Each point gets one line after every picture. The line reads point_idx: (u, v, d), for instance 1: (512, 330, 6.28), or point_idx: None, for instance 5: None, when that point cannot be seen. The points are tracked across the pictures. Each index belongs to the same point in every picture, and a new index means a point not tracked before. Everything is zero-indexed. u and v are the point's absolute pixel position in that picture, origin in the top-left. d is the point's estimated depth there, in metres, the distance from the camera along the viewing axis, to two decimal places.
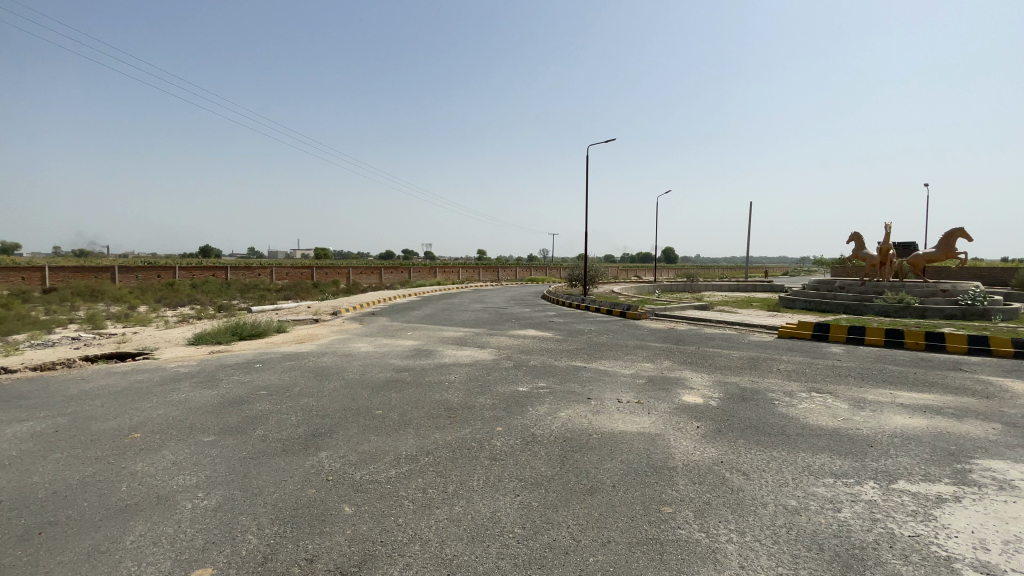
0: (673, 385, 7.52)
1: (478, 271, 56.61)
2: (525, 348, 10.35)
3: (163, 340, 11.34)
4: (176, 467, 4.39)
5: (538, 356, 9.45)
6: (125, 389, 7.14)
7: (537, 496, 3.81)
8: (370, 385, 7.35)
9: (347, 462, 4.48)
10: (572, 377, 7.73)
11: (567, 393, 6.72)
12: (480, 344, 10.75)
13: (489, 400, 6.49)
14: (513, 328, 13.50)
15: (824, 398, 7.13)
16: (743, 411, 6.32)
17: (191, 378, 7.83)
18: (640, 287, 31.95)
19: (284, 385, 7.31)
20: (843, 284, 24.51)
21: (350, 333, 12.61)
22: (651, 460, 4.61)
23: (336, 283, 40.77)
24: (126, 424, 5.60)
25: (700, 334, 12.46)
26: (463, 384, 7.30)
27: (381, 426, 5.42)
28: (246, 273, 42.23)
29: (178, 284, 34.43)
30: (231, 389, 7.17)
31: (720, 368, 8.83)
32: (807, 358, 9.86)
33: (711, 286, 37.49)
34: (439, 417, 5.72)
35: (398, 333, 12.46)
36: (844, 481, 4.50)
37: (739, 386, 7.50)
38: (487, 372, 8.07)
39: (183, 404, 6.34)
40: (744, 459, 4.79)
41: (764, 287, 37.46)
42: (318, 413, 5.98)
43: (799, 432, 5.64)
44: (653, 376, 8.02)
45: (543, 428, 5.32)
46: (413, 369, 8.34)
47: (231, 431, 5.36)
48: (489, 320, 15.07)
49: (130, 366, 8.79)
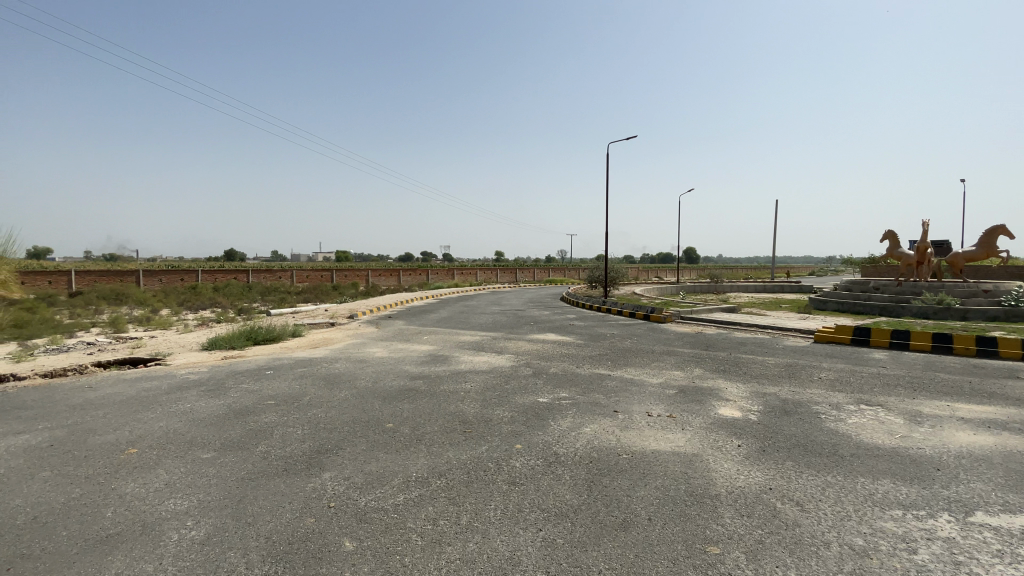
0: (706, 396, 6.94)
1: (496, 272, 56.29)
2: (545, 353, 9.87)
3: (177, 346, 11.21)
4: (168, 490, 4.05)
5: (559, 363, 8.95)
6: (130, 399, 6.89)
7: (562, 531, 3.34)
8: (382, 394, 6.96)
9: (352, 485, 4.08)
10: (596, 386, 7.21)
11: (592, 406, 6.21)
12: (498, 350, 10.28)
13: (508, 412, 6.03)
14: (532, 331, 13.03)
15: (876, 411, 6.47)
16: (787, 427, 5.72)
17: (199, 386, 7.57)
18: (662, 288, 31.14)
19: (292, 394, 6.98)
20: (878, 284, 23.34)
21: (365, 337, 12.30)
22: (689, 487, 4.09)
23: (354, 285, 40.89)
24: (125, 438, 5.30)
25: (730, 339, 11.79)
26: (480, 394, 6.85)
27: (390, 442, 5.01)
28: (267, 276, 42.68)
29: (200, 287, 34.92)
30: (238, 398, 6.87)
31: (756, 376, 8.20)
32: (850, 366, 9.14)
33: (736, 287, 36.41)
34: (454, 432, 5.29)
35: (414, 337, 12.10)
36: (915, 514, 3.90)
37: (780, 397, 6.88)
38: (505, 380, 7.62)
39: (186, 416, 6.05)
40: (795, 486, 4.23)
41: (791, 288, 36.23)
42: (326, 426, 5.61)
43: (854, 453, 5.03)
44: (683, 386, 7.44)
45: (566, 447, 4.84)
46: (427, 376, 7.94)
47: (233, 446, 5.03)
48: (508, 324, 14.62)
49: (140, 373, 8.58)
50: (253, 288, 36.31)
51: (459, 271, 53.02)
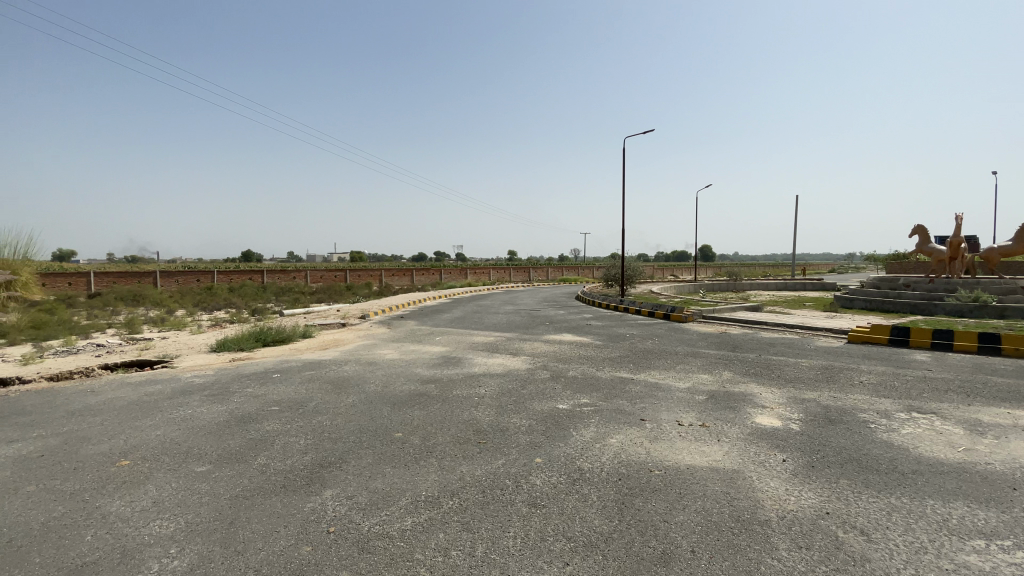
0: (740, 403, 6.40)
1: (510, 272, 55.83)
2: (563, 355, 9.40)
3: (186, 347, 10.98)
4: (156, 510, 3.70)
5: (578, 366, 8.47)
6: (130, 405, 6.60)
7: (593, 567, 2.88)
8: (391, 399, 6.56)
9: (355, 505, 3.67)
10: (620, 392, 6.72)
11: (617, 414, 5.72)
12: (513, 351, 9.83)
13: (526, 421, 5.58)
14: (549, 332, 12.55)
15: (930, 419, 5.87)
16: (835, 439, 5.17)
17: (202, 390, 7.26)
18: (680, 286, 30.40)
19: (298, 399, 6.61)
20: (908, 281, 22.34)
21: (376, 338, 11.95)
22: (735, 510, 3.60)
23: (368, 285, 40.79)
24: (118, 448, 4.98)
25: (758, 339, 11.17)
26: (495, 400, 6.41)
27: (398, 455, 4.59)
28: (281, 276, 42.84)
29: (216, 288, 35.11)
30: (241, 403, 6.53)
31: (791, 380, 7.63)
32: (892, 368, 8.51)
33: (756, 285, 35.47)
34: (468, 443, 4.85)
35: (426, 338, 11.71)
36: (1002, 545, 3.36)
37: (821, 404, 6.31)
38: (522, 384, 7.16)
39: (185, 423, 5.72)
40: (856, 509, 3.71)
41: (814, 286, 35.14)
42: (331, 435, 5.22)
43: (916, 469, 4.47)
44: (714, 392, 6.91)
45: (592, 462, 4.37)
46: (440, 380, 7.52)
47: (230, 458, 4.67)
48: (523, 324, 14.16)
49: (145, 377, 8.32)
50: (267, 288, 36.41)
51: (472, 270, 52.72)
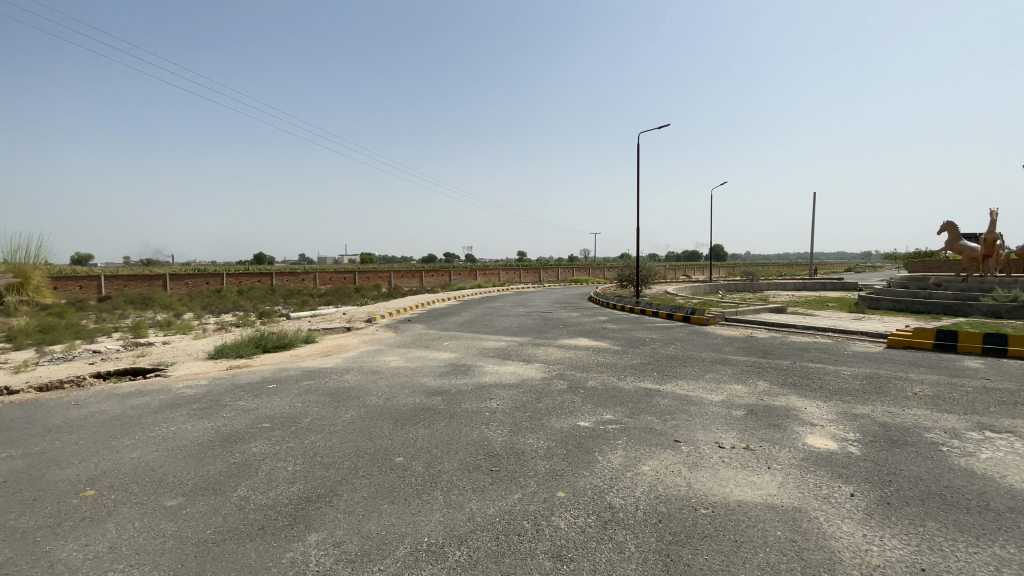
0: (785, 420, 5.68)
1: (520, 273, 55.16)
2: (581, 363, 8.70)
3: (182, 354, 10.47)
4: (108, 559, 3.10)
5: (598, 375, 7.78)
6: (111, 421, 6.05)
7: None
8: (394, 415, 5.93)
9: (343, 556, 3.04)
10: (647, 407, 6.03)
11: (647, 434, 5.04)
12: (527, 358, 9.16)
13: (544, 442, 4.92)
14: (563, 336, 11.86)
15: (1008, 440, 5.10)
16: (904, 467, 4.44)
17: (191, 403, 6.70)
18: (696, 287, 29.47)
19: (291, 414, 6.01)
20: (938, 280, 21.27)
21: (381, 343, 11.34)
22: (808, 568, 2.91)
23: (377, 287, 40.37)
24: (85, 474, 4.41)
25: (789, 345, 10.38)
26: (509, 416, 5.74)
27: (398, 486, 3.96)
28: (290, 278, 42.56)
29: (224, 291, 34.88)
30: (230, 419, 5.95)
31: (836, 392, 6.87)
32: (945, 378, 7.70)
33: (774, 285, 34.41)
34: (479, 470, 4.21)
35: (433, 343, 11.07)
36: None
37: (878, 422, 5.56)
38: (537, 397, 6.49)
39: (165, 444, 5.15)
40: (956, 567, 2.99)
41: (835, 286, 33.93)
42: (323, 459, 4.60)
43: (1012, 507, 3.74)
44: (752, 407, 6.19)
45: (625, 498, 3.70)
46: (447, 392, 6.88)
47: (206, 488, 4.06)
48: (536, 327, 13.48)
49: (134, 387, 7.78)
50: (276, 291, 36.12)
51: (482, 271, 52.10)
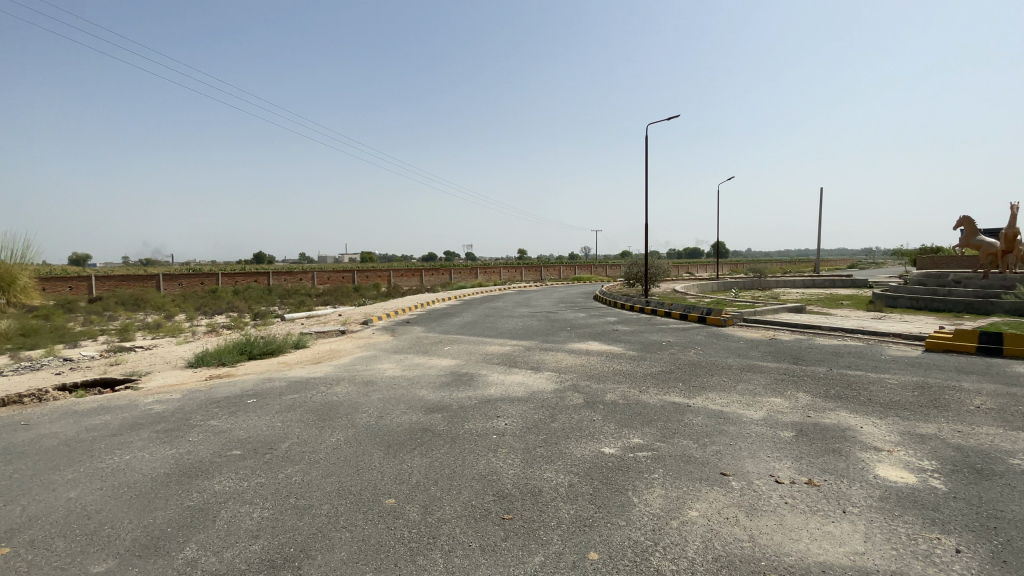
0: (842, 445, 4.86)
1: (522, 272, 54.22)
2: (595, 371, 7.89)
3: (161, 362, 9.67)
4: None
5: (616, 386, 6.95)
6: (60, 448, 5.25)
7: None
8: (386, 438, 5.12)
9: None
10: (679, 428, 5.22)
11: (686, 467, 4.22)
12: (535, 366, 8.34)
13: (564, 476, 4.09)
14: (572, 340, 11.03)
15: None
16: (1008, 508, 3.61)
17: (156, 424, 5.89)
18: (704, 285, 28.60)
19: (268, 438, 5.20)
20: (958, 277, 20.38)
21: (377, 349, 10.51)
22: None
23: (376, 287, 39.52)
24: (6, 526, 3.63)
25: (819, 349, 9.55)
26: (520, 440, 4.92)
27: (385, 544, 3.14)
28: (287, 278, 41.67)
29: (219, 291, 34.06)
30: (196, 445, 5.14)
31: (888, 407, 6.06)
32: (1005, 386, 6.87)
33: (783, 282, 33.53)
34: (487, 520, 3.39)
35: (433, 349, 10.22)
36: None
37: (953, 447, 4.73)
38: (551, 415, 5.67)
39: (112, 481, 4.36)
40: None
41: (846, 283, 33.04)
42: (297, 501, 3.79)
43: None
44: (800, 427, 5.37)
45: (676, 564, 2.87)
46: (448, 407, 6.06)
47: (146, 547, 3.25)
48: (542, 329, 12.66)
49: (98, 402, 6.98)
50: (273, 291, 35.29)
51: (483, 270, 51.20)
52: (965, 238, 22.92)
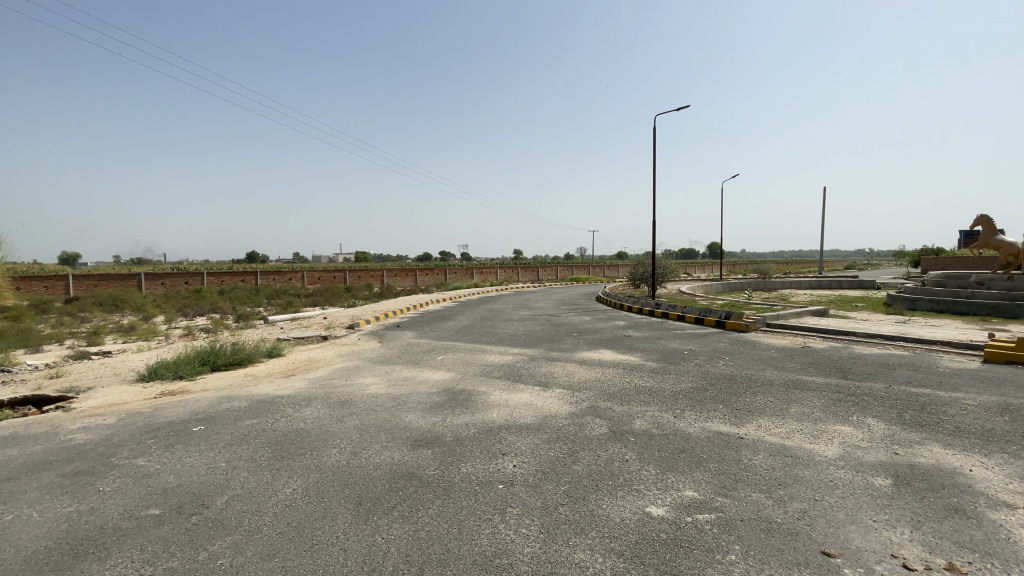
0: (959, 500, 3.69)
1: (518, 272, 53.01)
2: (615, 388, 6.66)
3: (109, 374, 8.37)
4: None
5: (644, 409, 5.73)
6: None
7: None
8: (358, 488, 3.88)
9: None
10: (741, 474, 4.01)
11: (773, 544, 3.02)
12: (543, 381, 7.11)
13: (604, 561, 2.87)
14: (581, 348, 9.81)
15: None
16: None
17: (69, 464, 4.63)
18: (710, 286, 27.48)
19: (202, 488, 3.95)
20: (979, 278, 19.33)
21: (360, 358, 9.24)
22: None
23: (369, 287, 38.20)
24: None
25: (865, 360, 8.39)
26: (536, 492, 3.71)
27: None
28: (276, 278, 40.21)
29: (203, 291, 32.61)
30: (106, 500, 3.88)
31: (986, 439, 4.90)
32: None
33: (789, 284, 32.49)
34: None
35: (424, 358, 8.96)
36: None
37: None
38: (572, 453, 4.45)
39: None
40: None
41: (853, 285, 32.04)
42: None
43: None
44: (893, 471, 4.18)
45: None
46: (440, 440, 4.83)
47: None
48: (546, 335, 11.44)
49: (11, 430, 5.69)
50: (261, 291, 33.86)
51: (478, 270, 49.89)
52: (982, 238, 21.94)
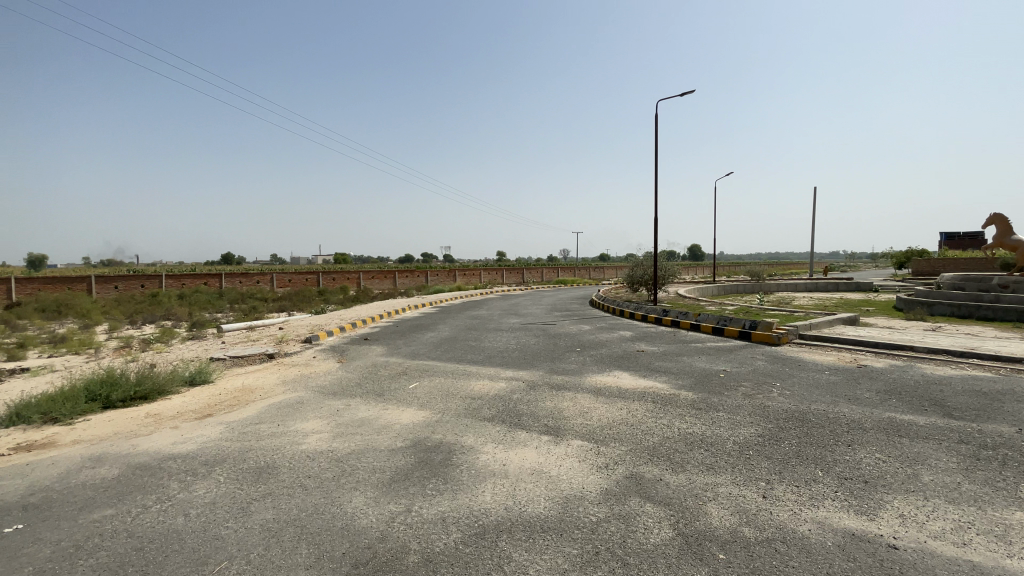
0: None
1: (502, 274, 50.98)
2: (654, 439, 4.76)
3: None
4: None
5: (713, 483, 3.84)
6: None
7: None
8: None
9: None
10: None
11: None
12: (552, 426, 5.15)
13: None
14: (591, 369, 7.86)
15: None
16: None
17: None
18: (709, 289, 25.84)
19: None
20: (1000, 281, 18.02)
21: (308, 387, 7.14)
22: None
23: (343, 290, 35.69)
24: None
25: (950, 388, 6.68)
26: None
27: None
28: (243, 280, 37.34)
29: (160, 294, 29.81)
30: None
31: None
32: None
33: (786, 287, 31.13)
34: None
35: (390, 387, 6.91)
36: None
37: None
38: None
39: None
40: None
41: (851, 289, 30.82)
42: None
43: None
44: None
45: None
46: (397, 564, 2.84)
47: None
48: (544, 350, 9.44)
49: None
50: (224, 295, 31.07)
51: (461, 272, 47.65)
52: (996, 238, 20.68)
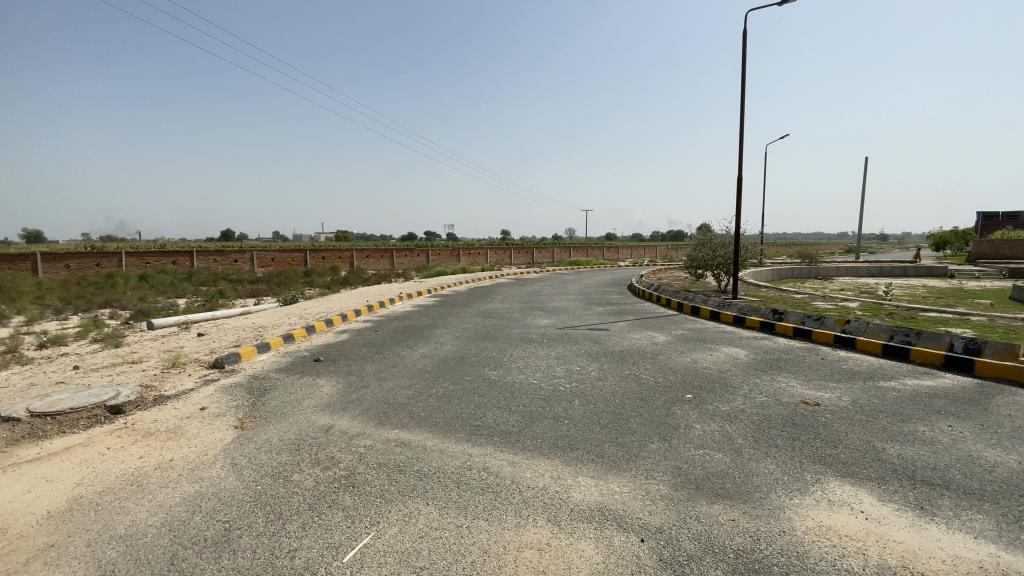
0: None
1: (511, 254, 46.40)
2: None
3: None
4: None
5: None
6: None
7: None
8: None
9: None
10: None
11: None
12: None
13: None
14: (768, 471, 3.51)
15: None
16: None
17: None
18: (767, 274, 21.28)
19: None
20: None
21: (90, 547, 2.82)
22: None
23: (331, 271, 31.30)
24: None
25: None
26: None
27: None
28: (218, 258, 32.92)
29: (116, 276, 25.47)
30: None
31: None
32: None
33: (845, 271, 26.62)
34: None
35: (285, 565, 2.56)
36: None
37: None
38: None
39: None
40: None
41: (922, 273, 26.29)
42: None
43: None
44: None
45: None
46: None
47: None
48: (627, 399, 5.03)
49: None
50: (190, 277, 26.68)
51: (466, 252, 43.24)
52: None
